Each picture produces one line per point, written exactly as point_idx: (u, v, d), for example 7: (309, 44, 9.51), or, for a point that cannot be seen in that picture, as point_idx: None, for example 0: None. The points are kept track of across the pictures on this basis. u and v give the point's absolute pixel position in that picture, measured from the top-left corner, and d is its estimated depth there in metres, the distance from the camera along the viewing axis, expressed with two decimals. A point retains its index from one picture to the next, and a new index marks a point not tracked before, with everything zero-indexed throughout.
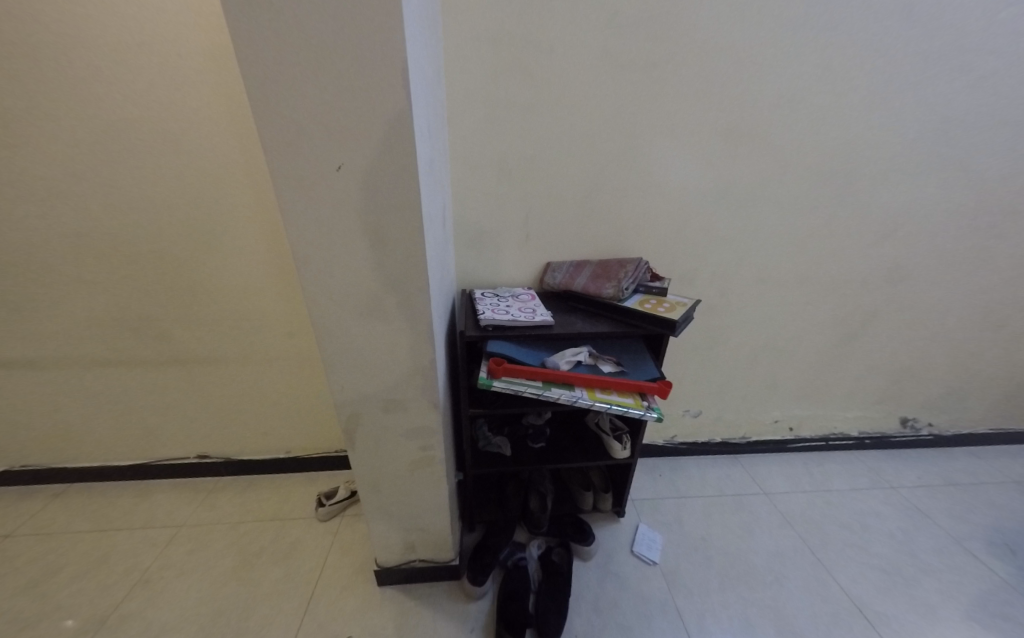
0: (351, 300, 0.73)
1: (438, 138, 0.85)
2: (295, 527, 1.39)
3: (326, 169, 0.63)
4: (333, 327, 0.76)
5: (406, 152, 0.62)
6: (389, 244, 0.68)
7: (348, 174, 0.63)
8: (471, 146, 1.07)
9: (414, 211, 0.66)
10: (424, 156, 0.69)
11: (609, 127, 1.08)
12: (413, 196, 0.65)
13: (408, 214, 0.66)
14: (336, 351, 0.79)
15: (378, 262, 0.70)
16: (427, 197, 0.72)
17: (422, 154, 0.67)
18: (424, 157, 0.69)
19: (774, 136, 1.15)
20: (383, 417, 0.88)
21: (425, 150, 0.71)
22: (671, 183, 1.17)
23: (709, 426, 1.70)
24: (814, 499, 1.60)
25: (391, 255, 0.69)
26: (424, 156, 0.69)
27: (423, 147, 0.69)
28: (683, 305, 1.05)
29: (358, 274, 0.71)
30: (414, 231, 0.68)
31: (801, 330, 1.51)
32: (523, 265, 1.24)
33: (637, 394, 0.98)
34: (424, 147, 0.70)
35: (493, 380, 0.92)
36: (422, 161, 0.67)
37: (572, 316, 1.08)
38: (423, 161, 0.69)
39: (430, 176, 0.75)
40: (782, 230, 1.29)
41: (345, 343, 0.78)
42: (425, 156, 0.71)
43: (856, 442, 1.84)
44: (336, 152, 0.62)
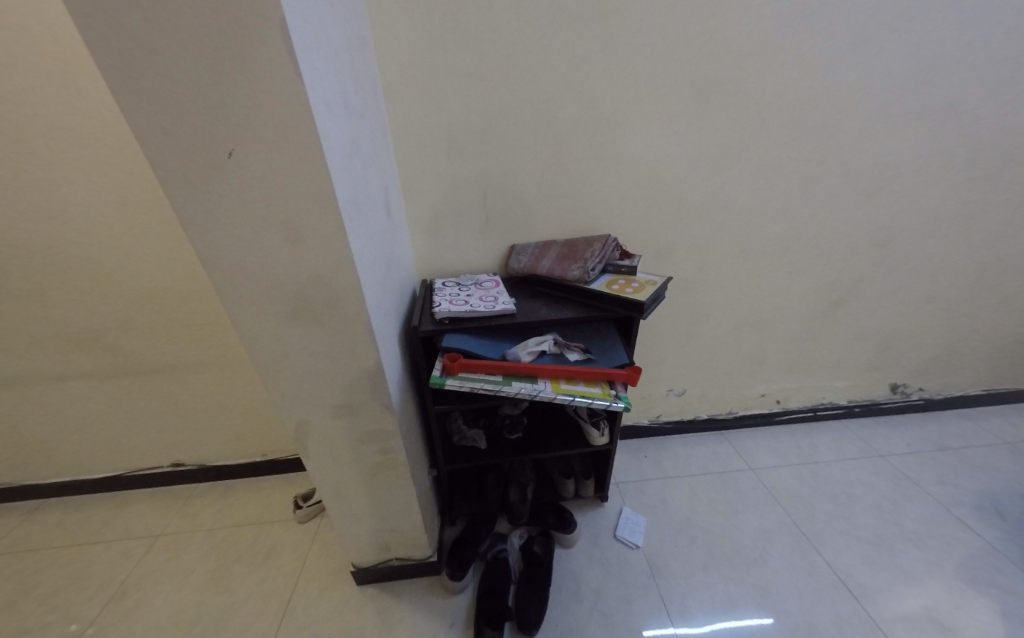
0: (278, 302, 0.67)
1: (364, 116, 0.76)
2: (274, 530, 1.36)
3: (219, 158, 0.55)
4: (263, 332, 0.70)
5: (307, 133, 0.54)
6: (308, 239, 0.61)
7: (244, 161, 0.55)
8: (414, 121, 0.98)
9: (330, 201, 0.59)
10: (338, 138, 0.61)
11: (565, 92, 0.99)
12: (326, 184, 0.57)
13: (324, 204, 0.59)
14: (272, 357, 0.73)
15: (299, 260, 0.63)
16: (349, 184, 0.65)
17: (333, 135, 0.59)
18: (337, 140, 0.61)
19: (746, 93, 1.06)
20: (335, 423, 0.83)
21: (342, 131, 0.63)
22: (639, 151, 1.09)
23: (695, 403, 1.66)
24: (802, 472, 1.57)
25: (311, 253, 0.62)
26: (338, 138, 0.61)
27: (337, 128, 0.61)
28: (654, 284, 0.98)
29: (280, 274, 0.64)
30: (333, 224, 0.61)
31: (785, 302, 1.45)
32: (486, 249, 1.16)
33: (605, 383, 0.92)
34: (338, 128, 0.61)
35: (449, 377, 0.87)
36: (334, 145, 0.59)
37: (537, 302, 1.01)
38: (337, 146, 0.61)
39: (354, 160, 0.68)
40: (761, 197, 1.22)
41: (280, 349, 0.72)
42: (341, 138, 0.62)
43: (845, 410, 1.81)
44: (227, 138, 0.54)
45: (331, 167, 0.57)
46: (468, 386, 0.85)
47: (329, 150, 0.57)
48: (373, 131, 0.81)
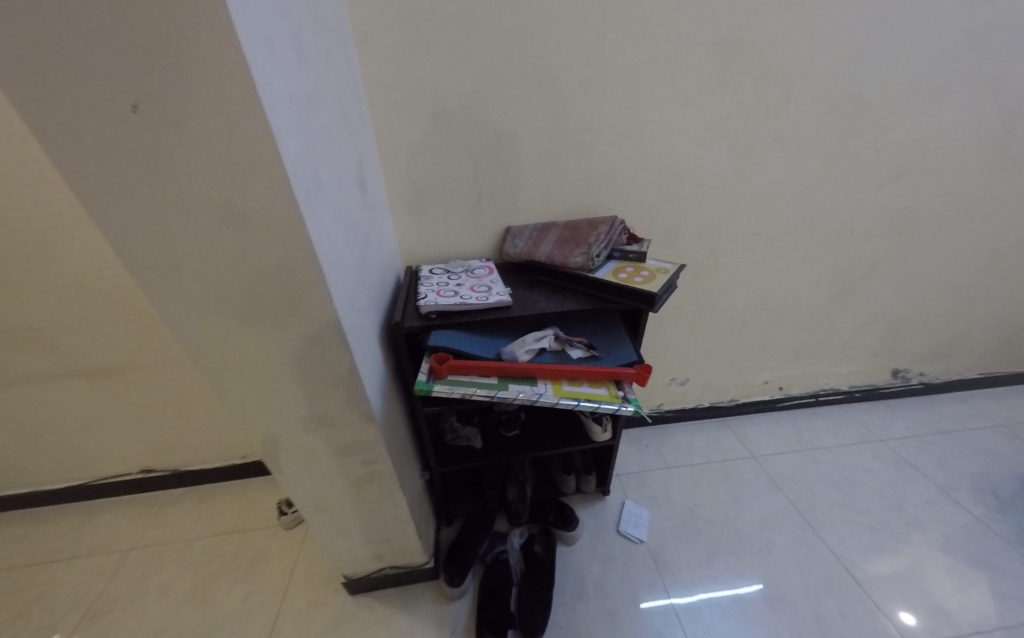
0: (227, 300, 0.56)
1: (324, 69, 0.63)
2: (257, 537, 1.27)
3: (119, 114, 0.42)
4: (214, 336, 0.59)
5: (236, 79, 0.41)
6: (255, 221, 0.50)
7: (152, 116, 0.42)
8: (392, 80, 0.84)
9: (277, 172, 0.47)
10: (285, 94, 0.49)
11: (568, 45, 0.85)
12: (269, 149, 0.45)
13: (269, 176, 0.47)
14: (229, 365, 0.62)
15: (245, 250, 0.52)
16: (304, 153, 0.53)
17: (278, 89, 0.47)
18: (285, 95, 0.48)
19: (771, 50, 0.93)
20: (311, 437, 0.73)
21: (291, 85, 0.50)
22: (650, 120, 0.96)
23: (697, 392, 1.60)
24: (805, 458, 1.53)
25: (259, 242, 0.51)
26: (285, 93, 0.49)
27: (284, 81, 0.48)
28: (666, 271, 0.88)
29: (227, 268, 0.53)
30: (286, 203, 0.49)
31: (796, 285, 1.37)
32: (479, 233, 1.05)
33: (611, 383, 0.82)
34: (285, 81, 0.49)
35: (438, 380, 0.76)
36: (279, 102, 0.47)
37: (535, 292, 0.91)
38: (285, 103, 0.48)
39: (310, 123, 0.55)
40: (779, 174, 1.11)
41: (239, 356, 0.62)
42: (290, 94, 0.50)
43: (846, 395, 1.76)
44: (127, 84, 0.41)
45: (274, 126, 0.45)
46: (460, 391, 0.75)
47: (272, 105, 0.45)
48: (337, 90, 0.67)
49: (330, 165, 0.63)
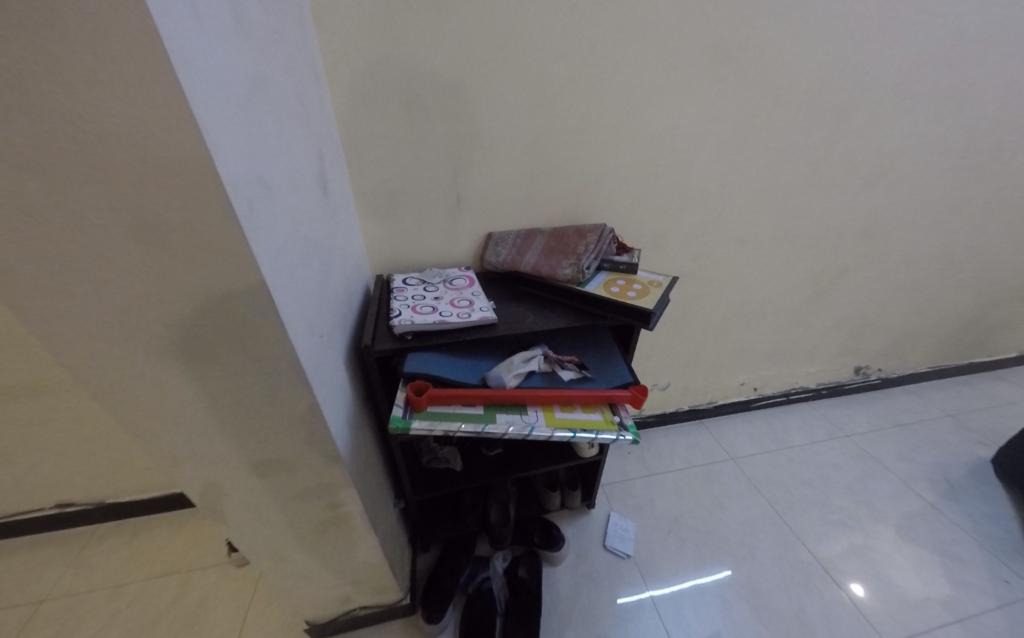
0: (150, 333, 0.46)
1: (270, 48, 0.52)
2: (204, 576, 1.13)
3: None
4: (138, 376, 0.49)
5: (146, 61, 0.32)
6: (181, 239, 0.40)
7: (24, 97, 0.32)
8: (355, 66, 0.73)
9: (208, 179, 0.38)
10: (221, 84, 0.39)
11: (554, 32, 0.77)
12: (196, 152, 0.36)
13: (197, 185, 0.38)
14: (156, 404, 0.52)
15: (169, 269, 0.42)
16: (247, 156, 0.43)
17: (211, 77, 0.37)
18: (220, 84, 0.39)
19: (764, 51, 0.89)
20: (265, 481, 0.63)
21: (226, 67, 0.40)
22: (640, 119, 0.90)
23: (677, 397, 1.58)
24: (780, 458, 1.54)
25: (186, 259, 0.42)
26: (221, 82, 0.39)
27: (218, 67, 0.39)
28: (660, 285, 0.83)
29: (145, 292, 0.43)
30: (220, 215, 0.40)
31: (776, 289, 1.36)
32: (457, 238, 0.96)
33: (605, 407, 0.75)
34: (220, 66, 0.39)
35: (416, 414, 0.67)
36: (212, 93, 0.38)
37: (521, 307, 0.84)
38: (220, 94, 0.39)
39: (254, 117, 0.45)
40: (765, 178, 1.09)
41: (169, 395, 0.51)
42: (227, 82, 0.40)
43: (814, 393, 1.78)
44: None
45: (202, 123, 0.36)
46: (440, 424, 0.66)
47: (200, 97, 0.36)
48: (287, 73, 0.56)
49: (281, 163, 0.53)
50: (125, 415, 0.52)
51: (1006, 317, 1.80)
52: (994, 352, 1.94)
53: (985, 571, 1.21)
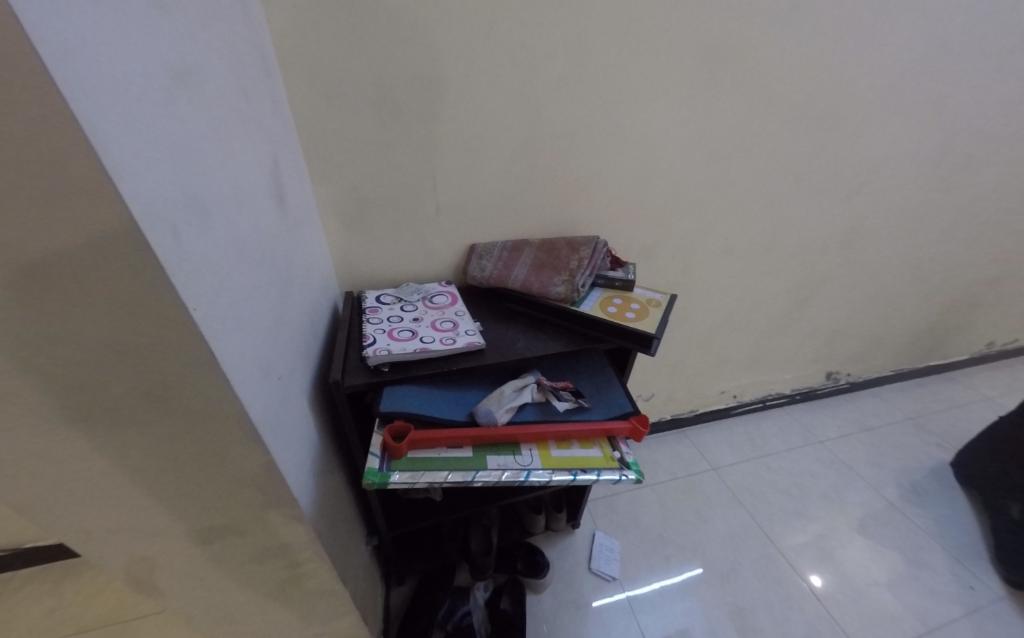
0: (50, 392, 0.36)
1: (203, 32, 0.42)
2: (145, 628, 1.00)
3: None
4: (35, 442, 0.39)
5: (5, 47, 0.23)
6: (83, 278, 0.32)
7: None
8: (315, 56, 0.63)
9: (111, 208, 0.29)
10: (125, 78, 0.30)
11: (542, 25, 0.69)
12: (88, 168, 0.27)
13: (97, 218, 0.29)
14: (65, 472, 0.42)
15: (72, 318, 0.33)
16: (167, 170, 0.34)
17: (108, 69, 0.29)
18: (123, 79, 0.30)
19: (758, 56, 0.84)
20: (211, 545, 0.53)
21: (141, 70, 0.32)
22: (633, 126, 0.84)
23: (660, 406, 1.55)
24: (759, 467, 1.53)
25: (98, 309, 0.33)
26: (126, 75, 0.30)
27: (122, 56, 0.30)
28: (659, 305, 0.78)
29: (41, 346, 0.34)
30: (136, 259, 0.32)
31: (758, 299, 1.35)
32: (437, 251, 0.87)
33: (603, 440, 0.68)
34: (125, 56, 0.30)
35: (395, 464, 0.57)
36: (111, 90, 0.29)
37: (510, 329, 0.76)
38: (123, 92, 0.30)
39: (176, 121, 0.36)
40: (754, 188, 1.05)
41: (82, 461, 0.41)
42: (135, 77, 0.31)
43: (788, 398, 1.79)
44: None
45: (94, 130, 0.27)
46: (423, 472, 0.57)
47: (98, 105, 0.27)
48: (226, 63, 0.47)
49: (221, 176, 0.43)
50: (25, 487, 0.41)
51: (963, 322, 1.88)
52: (951, 355, 2.03)
53: (954, 579, 1.23)
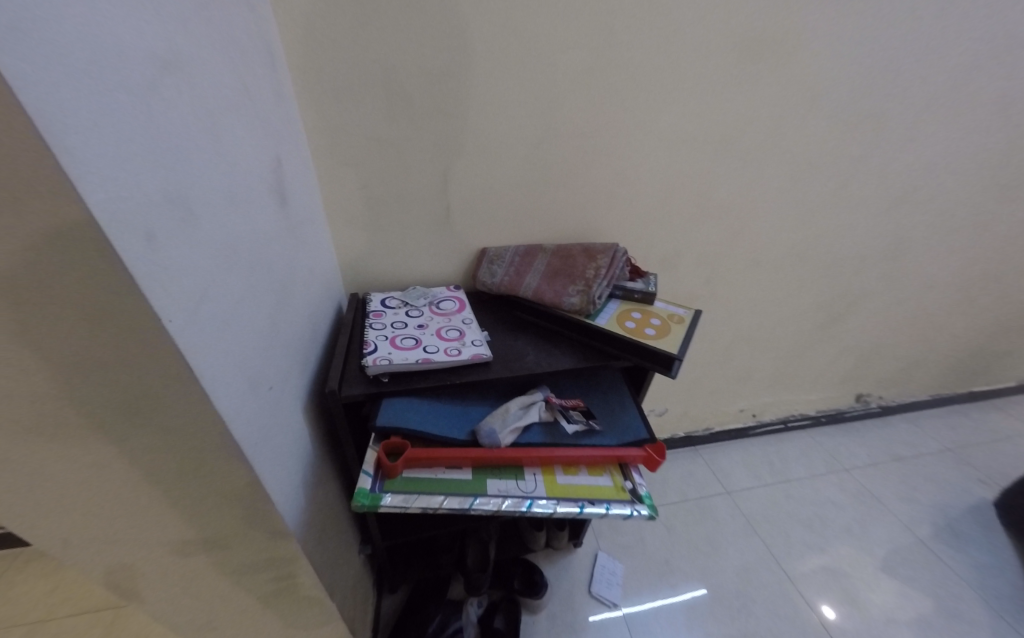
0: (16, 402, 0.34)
1: (200, 17, 0.39)
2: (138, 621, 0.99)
3: None
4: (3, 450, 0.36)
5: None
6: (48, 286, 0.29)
7: None
8: (327, 50, 0.60)
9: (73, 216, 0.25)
10: (94, 60, 0.26)
11: (565, 18, 0.64)
12: (47, 173, 0.24)
13: (58, 224, 0.26)
14: (37, 482, 0.39)
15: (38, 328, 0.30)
16: (148, 170, 0.31)
17: (72, 49, 0.24)
18: (92, 62, 0.26)
19: (800, 54, 0.77)
20: (192, 558, 0.51)
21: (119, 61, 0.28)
22: (660, 129, 0.78)
23: (674, 422, 1.46)
24: (777, 493, 1.42)
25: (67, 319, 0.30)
26: (95, 57, 0.26)
27: (91, 35, 0.26)
28: (682, 321, 0.71)
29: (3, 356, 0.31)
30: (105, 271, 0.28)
31: (785, 315, 1.25)
32: (446, 255, 0.83)
33: (614, 468, 0.63)
34: (96, 35, 0.26)
35: (388, 484, 0.53)
36: (75, 74, 0.25)
37: (519, 340, 0.72)
38: (91, 77, 0.26)
39: (160, 112, 0.32)
40: (787, 195, 0.97)
41: (54, 472, 0.39)
42: (107, 60, 0.27)
43: (812, 420, 1.66)
44: None
45: (60, 132, 0.23)
46: (418, 494, 0.53)
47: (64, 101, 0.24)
48: (224, 50, 0.43)
49: (214, 174, 0.39)
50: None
51: (1008, 346, 1.74)
52: (993, 381, 1.88)
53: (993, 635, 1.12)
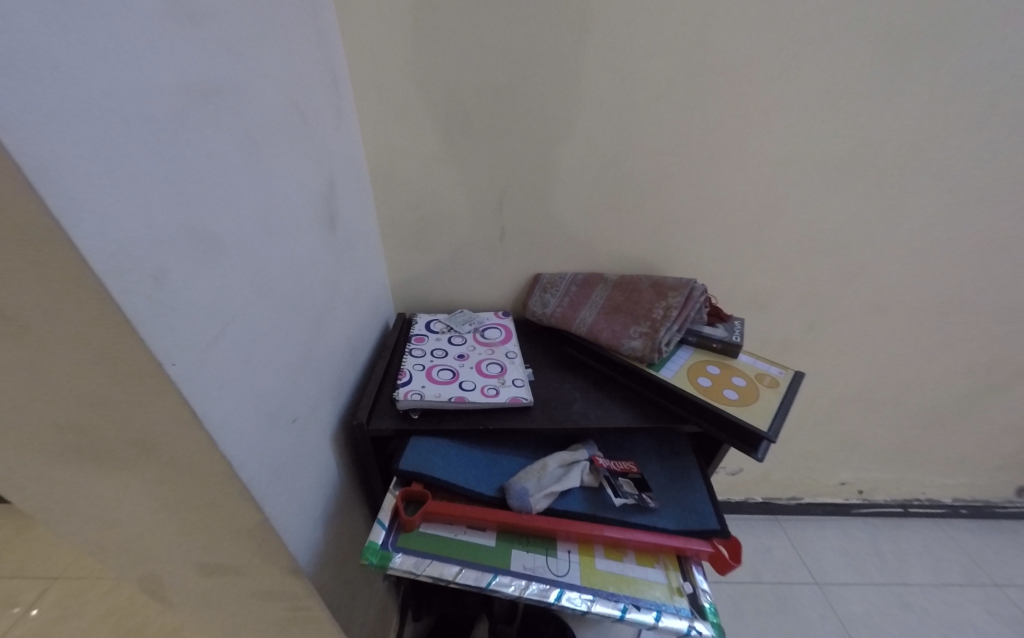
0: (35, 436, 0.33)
1: (255, 36, 0.36)
2: None
3: None
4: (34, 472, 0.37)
5: None
6: (52, 329, 0.26)
7: None
8: (394, 70, 0.59)
9: (65, 257, 0.22)
10: (104, 79, 0.22)
11: (650, 23, 0.56)
12: (31, 212, 0.20)
13: (56, 265, 0.23)
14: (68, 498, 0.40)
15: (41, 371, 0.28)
16: (173, 201, 0.28)
17: (71, 66, 0.21)
18: (101, 81, 0.22)
19: (984, 47, 0.57)
20: (210, 582, 0.50)
21: (148, 85, 0.25)
22: (754, 145, 0.65)
23: (750, 485, 1.20)
24: (889, 598, 1.05)
25: (71, 363, 0.28)
26: (105, 75, 0.23)
27: (102, 51, 0.22)
28: (776, 385, 0.57)
29: (18, 391, 0.30)
30: (98, 312, 0.24)
31: (933, 388, 0.93)
32: (497, 279, 0.78)
33: (669, 560, 0.52)
34: (110, 51, 0.23)
35: (403, 540, 0.48)
36: (73, 95, 0.21)
37: (567, 383, 0.64)
38: (97, 97, 0.22)
39: (191, 136, 0.29)
40: (933, 219, 0.70)
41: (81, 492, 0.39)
42: (123, 79, 0.24)
43: (947, 510, 1.23)
44: None
45: (55, 164, 0.20)
46: (432, 559, 0.47)
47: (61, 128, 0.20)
48: (278, 66, 0.40)
49: (254, 201, 0.37)
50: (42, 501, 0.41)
51: None
52: None
53: None
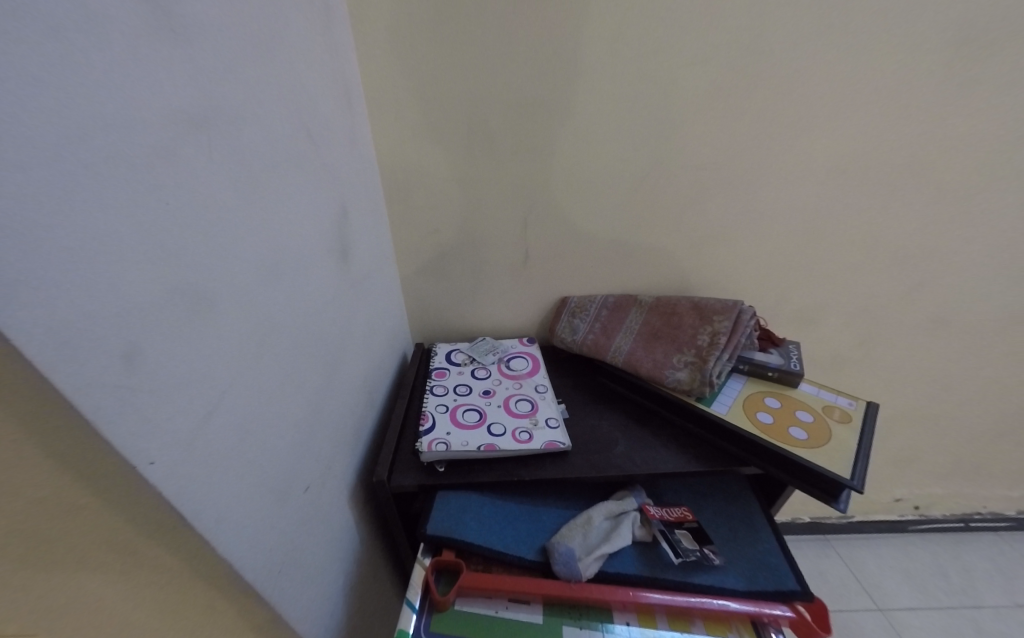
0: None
1: (257, 57, 0.31)
2: None
3: None
4: None
5: None
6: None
7: None
8: (409, 87, 0.54)
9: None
10: (50, 110, 0.17)
11: (690, 23, 0.51)
12: None
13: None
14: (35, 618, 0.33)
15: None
16: (152, 258, 0.22)
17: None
18: (43, 113, 0.17)
19: None
20: None
21: (118, 117, 0.20)
22: (803, 152, 0.59)
23: (797, 505, 1.12)
24: (962, 624, 0.96)
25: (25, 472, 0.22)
26: (51, 102, 0.17)
27: (47, 73, 0.17)
28: (848, 421, 0.51)
29: None
30: (53, 414, 0.19)
31: (999, 400, 0.85)
32: (523, 303, 0.72)
33: (743, 626, 0.45)
34: (61, 75, 0.17)
35: (437, 623, 0.42)
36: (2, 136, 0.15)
37: (605, 420, 0.58)
38: (37, 135, 0.17)
39: (178, 176, 0.23)
40: (1005, 223, 0.64)
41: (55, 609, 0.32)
42: (87, 111, 0.18)
43: (1013, 523, 1.13)
44: None
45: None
46: None
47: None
48: (282, 88, 0.35)
49: (257, 246, 0.31)
50: None
51: None
52: None
53: None
